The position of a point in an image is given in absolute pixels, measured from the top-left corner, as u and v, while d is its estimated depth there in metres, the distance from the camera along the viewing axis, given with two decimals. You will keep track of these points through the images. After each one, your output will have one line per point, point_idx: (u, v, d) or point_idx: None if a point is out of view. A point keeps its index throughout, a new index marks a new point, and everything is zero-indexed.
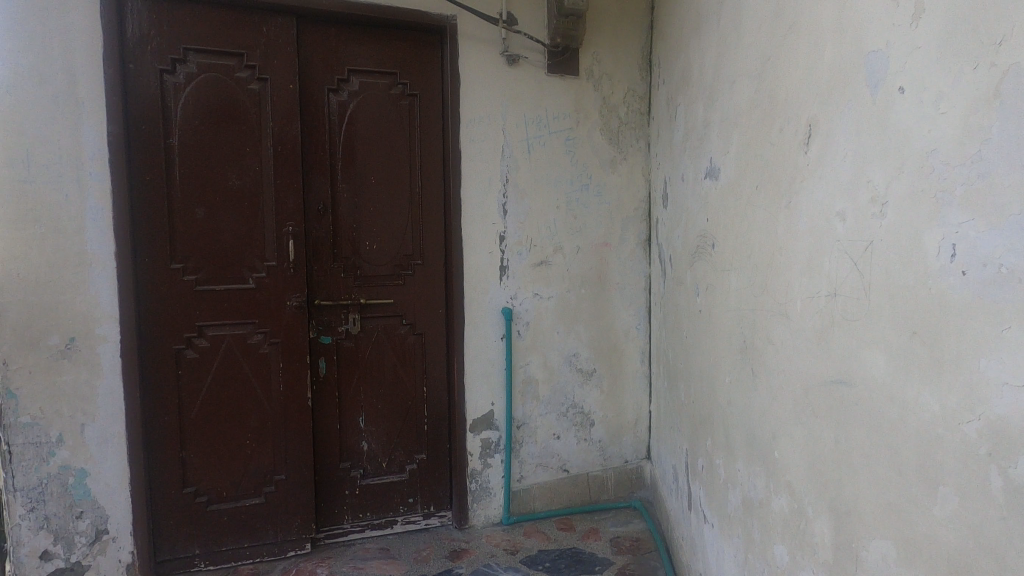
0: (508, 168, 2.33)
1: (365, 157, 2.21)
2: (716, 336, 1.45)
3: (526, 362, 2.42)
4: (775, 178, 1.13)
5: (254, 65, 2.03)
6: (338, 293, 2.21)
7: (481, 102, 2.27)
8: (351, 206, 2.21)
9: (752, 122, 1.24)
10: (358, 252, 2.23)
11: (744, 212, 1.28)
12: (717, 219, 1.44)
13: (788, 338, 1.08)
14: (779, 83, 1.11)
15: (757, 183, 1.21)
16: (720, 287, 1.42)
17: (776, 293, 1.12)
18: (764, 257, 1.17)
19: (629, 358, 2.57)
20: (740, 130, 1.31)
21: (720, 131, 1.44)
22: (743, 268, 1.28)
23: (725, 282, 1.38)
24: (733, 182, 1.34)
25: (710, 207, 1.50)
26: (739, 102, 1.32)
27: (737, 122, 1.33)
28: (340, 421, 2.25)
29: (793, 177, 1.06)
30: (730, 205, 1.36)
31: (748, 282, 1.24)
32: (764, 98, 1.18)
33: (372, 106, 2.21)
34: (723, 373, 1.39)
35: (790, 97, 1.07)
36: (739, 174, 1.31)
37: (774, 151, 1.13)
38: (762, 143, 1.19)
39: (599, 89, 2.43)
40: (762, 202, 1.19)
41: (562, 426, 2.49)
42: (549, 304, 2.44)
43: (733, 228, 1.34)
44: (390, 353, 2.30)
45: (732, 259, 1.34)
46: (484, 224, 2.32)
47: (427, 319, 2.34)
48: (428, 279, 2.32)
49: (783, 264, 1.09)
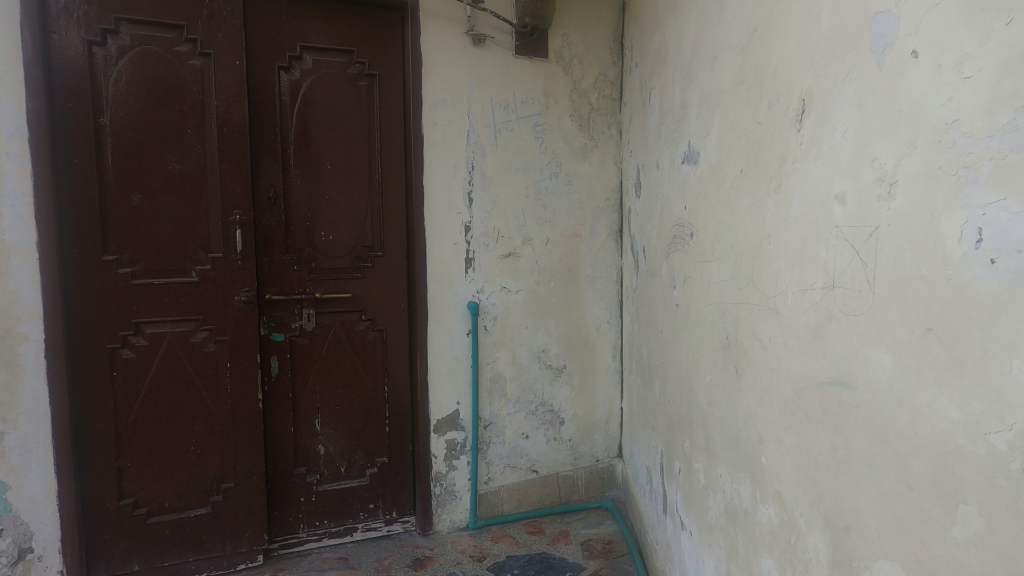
0: (474, 155, 2.21)
1: (320, 142, 2.07)
2: (695, 331, 1.36)
3: (494, 359, 2.31)
4: (762, 160, 1.04)
5: (196, 39, 1.86)
6: (292, 287, 2.06)
7: (445, 84, 2.14)
8: (305, 194, 2.06)
9: (736, 100, 1.15)
10: (312, 243, 2.08)
11: (726, 199, 1.19)
12: (697, 207, 1.35)
13: (777, 334, 0.99)
14: (766, 57, 1.02)
15: (741, 167, 1.12)
16: (700, 280, 1.33)
17: (763, 286, 1.03)
18: (750, 245, 1.08)
19: (600, 354, 2.48)
20: (722, 109, 1.22)
21: (700, 112, 1.34)
22: (725, 258, 1.19)
23: (705, 274, 1.29)
24: (714, 166, 1.25)
25: (688, 195, 1.41)
26: (721, 80, 1.23)
27: (719, 102, 1.23)
28: (294, 424, 2.10)
29: (782, 158, 0.97)
30: (711, 190, 1.27)
31: (731, 273, 1.15)
32: (751, 72, 1.08)
33: (327, 87, 2.06)
34: (704, 371, 1.30)
35: (780, 70, 0.97)
36: (721, 156, 1.21)
37: (761, 131, 1.04)
38: (748, 122, 1.09)
39: (569, 73, 2.32)
40: (748, 186, 1.09)
41: (531, 425, 2.39)
42: (517, 298, 2.33)
43: (714, 215, 1.25)
44: (348, 351, 2.16)
45: (713, 249, 1.25)
46: (448, 214, 2.19)
47: (388, 314, 2.20)
48: (389, 272, 2.19)
49: (772, 253, 1.00)
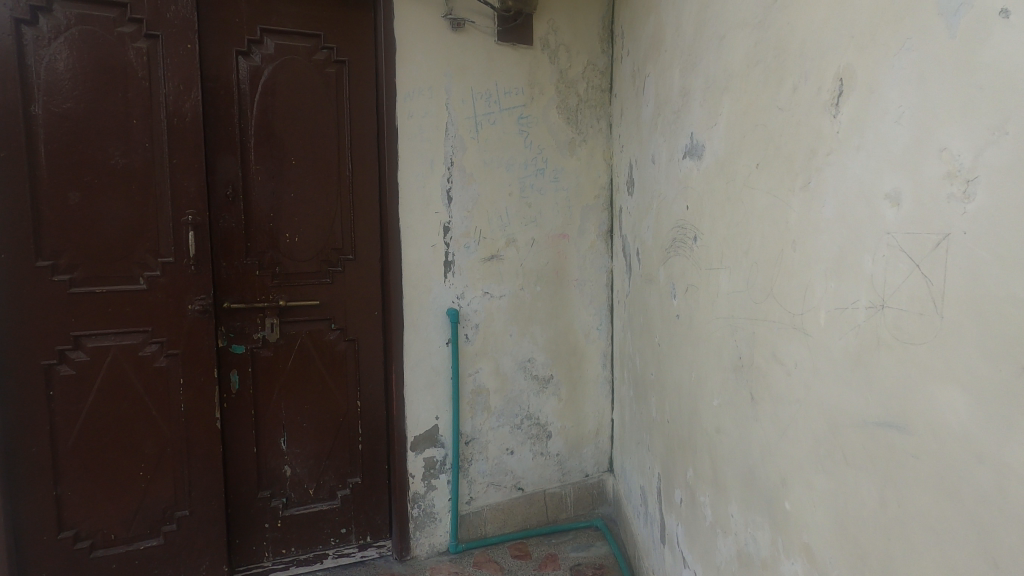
0: (453, 150, 2.04)
1: (284, 135, 1.89)
2: (699, 347, 1.21)
3: (475, 370, 2.14)
4: (785, 153, 0.88)
5: (141, 19, 1.67)
6: (253, 295, 1.88)
7: (421, 72, 1.97)
8: (268, 192, 1.88)
9: (750, 83, 0.99)
10: (276, 246, 1.90)
11: (737, 198, 1.03)
12: (701, 206, 1.20)
13: (805, 357, 0.83)
14: (789, 32, 0.87)
15: (757, 161, 0.97)
16: (705, 291, 1.18)
17: (786, 301, 0.88)
18: (769, 253, 0.92)
19: (589, 362, 2.33)
20: (731, 96, 1.07)
21: (704, 100, 1.19)
22: (738, 265, 1.03)
23: (712, 283, 1.14)
24: (722, 160, 1.10)
25: (691, 192, 1.26)
26: (730, 61, 1.07)
27: (728, 86, 1.08)
28: (257, 443, 1.93)
29: (811, 150, 0.82)
30: (718, 188, 1.11)
31: (746, 283, 1.00)
32: (769, 49, 0.93)
33: (291, 74, 1.88)
34: (710, 393, 1.15)
35: (807, 46, 0.82)
36: (731, 148, 1.06)
37: (782, 118, 0.89)
38: (765, 108, 0.94)
39: (556, 61, 2.16)
40: (765, 181, 0.94)
41: (516, 440, 2.24)
42: (500, 304, 2.17)
43: (723, 216, 1.09)
44: (317, 364, 1.98)
45: (721, 255, 1.10)
46: (426, 213, 2.02)
47: (360, 323, 2.03)
48: (362, 278, 2.01)
49: (798, 263, 0.85)
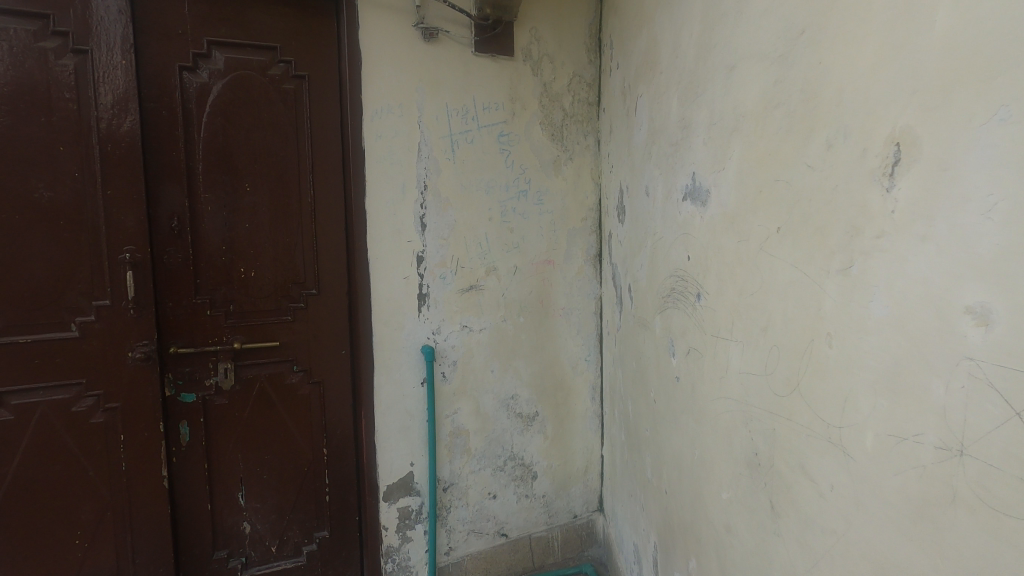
0: (427, 172, 1.86)
1: (238, 160, 1.69)
2: (704, 424, 1.05)
3: (453, 411, 1.97)
4: (817, 224, 0.71)
5: (66, 32, 1.47)
6: (205, 337, 1.69)
7: (390, 88, 1.79)
8: (219, 224, 1.69)
9: (767, 128, 0.83)
10: (230, 283, 1.71)
11: (752, 263, 0.87)
12: (706, 262, 1.04)
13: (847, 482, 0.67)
14: (823, 75, 0.70)
15: (778, 224, 0.80)
16: (711, 362, 1.01)
17: (820, 406, 0.71)
18: (796, 340, 0.76)
19: (577, 396, 2.17)
20: (742, 139, 0.90)
21: (708, 138, 1.03)
22: (752, 343, 0.87)
23: (719, 355, 0.98)
24: (731, 213, 0.94)
25: (693, 242, 1.09)
26: (742, 98, 0.90)
27: (738, 127, 0.91)
28: (212, 500, 1.75)
29: (854, 227, 0.65)
30: (727, 245, 0.95)
31: (764, 367, 0.84)
32: (795, 92, 0.76)
33: (244, 92, 1.68)
34: (716, 482, 0.99)
35: (850, 95, 0.66)
36: (742, 203, 0.90)
37: (812, 179, 0.72)
38: (788, 162, 0.77)
39: (539, 73, 1.99)
40: (789, 251, 0.78)
41: (498, 483, 2.07)
42: (480, 337, 2.00)
43: (733, 280, 0.93)
44: (278, 409, 1.80)
45: (731, 326, 0.94)
46: (397, 243, 1.84)
47: (326, 364, 1.84)
48: (327, 314, 1.83)
49: (834, 364, 0.69)
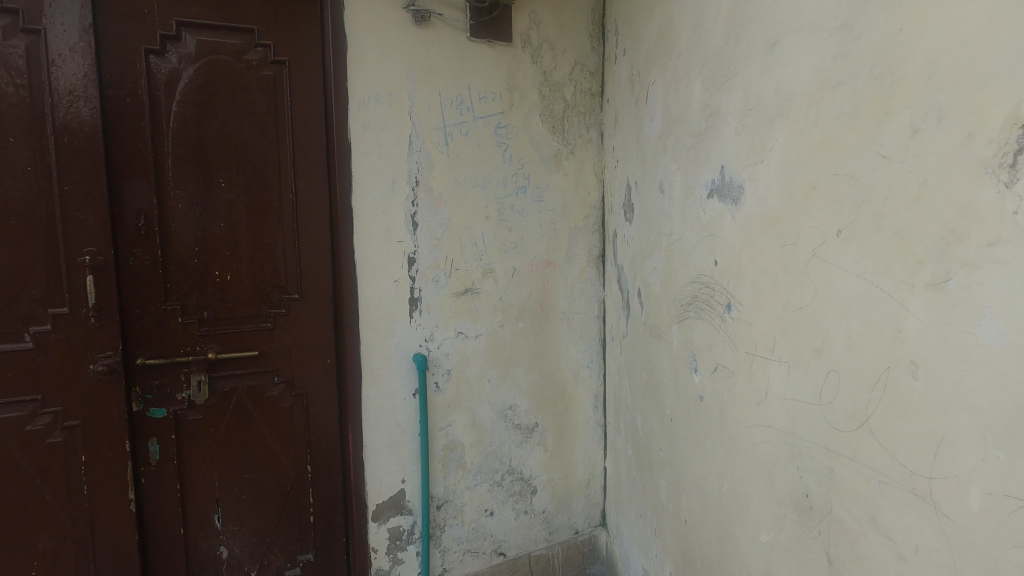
0: (418, 167, 1.72)
1: (211, 153, 1.55)
2: (740, 453, 0.92)
3: (448, 423, 1.84)
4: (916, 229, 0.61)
5: (17, 9, 1.33)
6: (176, 347, 1.55)
7: (378, 75, 1.65)
8: (191, 222, 1.55)
9: (825, 114, 0.71)
10: (203, 288, 1.57)
11: (807, 272, 0.76)
12: (740, 268, 0.91)
13: (950, 535, 0.59)
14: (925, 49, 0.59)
15: (850, 228, 0.68)
16: (749, 383, 0.89)
17: (918, 443, 0.62)
18: (868, 359, 0.67)
19: (578, 405, 2.05)
20: (789, 126, 0.78)
21: (741, 127, 0.90)
22: (810, 364, 0.76)
23: (760, 377, 0.86)
24: (774, 213, 0.81)
25: (722, 244, 0.97)
26: (790, 80, 0.78)
27: (784, 113, 0.79)
28: (185, 523, 1.61)
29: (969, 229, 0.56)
30: (769, 250, 0.83)
31: (830, 395, 0.72)
32: (876, 70, 0.64)
33: (219, 78, 1.54)
34: (758, 519, 0.87)
35: (964, 72, 0.55)
36: (790, 200, 0.78)
37: (908, 176, 0.61)
38: (858, 155, 0.67)
39: (539, 61, 1.85)
40: (868, 261, 0.66)
41: (496, 499, 1.94)
42: (477, 344, 1.86)
43: (779, 290, 0.81)
44: (258, 424, 1.66)
45: (778, 344, 0.82)
46: (386, 244, 1.71)
47: (310, 375, 1.70)
48: (311, 320, 1.69)
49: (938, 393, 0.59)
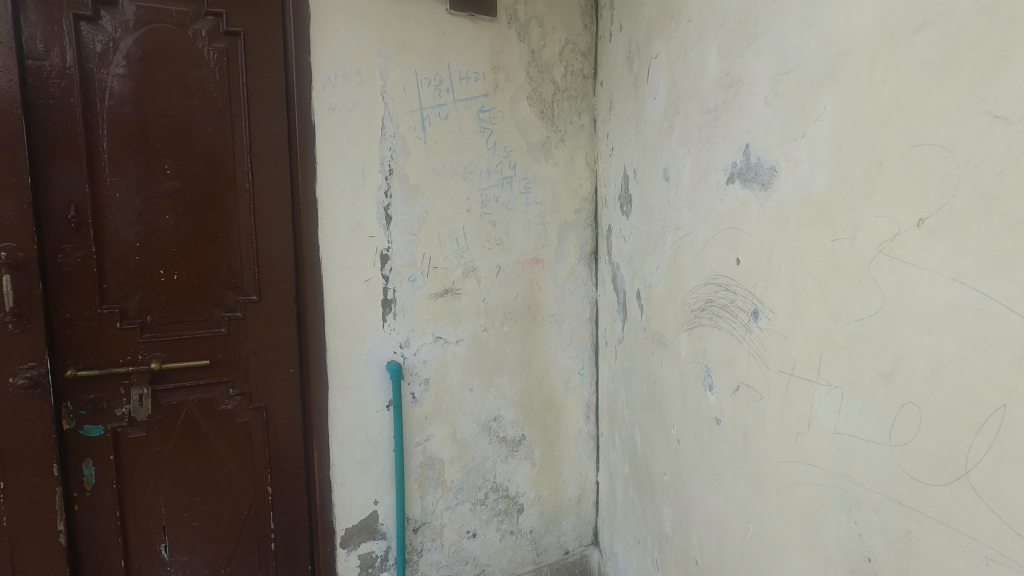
0: (392, 154, 1.55)
1: (154, 136, 1.36)
2: (779, 493, 0.79)
3: (425, 438, 1.67)
4: None
5: None
6: (115, 356, 1.37)
7: (346, 50, 1.47)
8: (131, 215, 1.36)
9: (917, 69, 0.57)
10: (146, 289, 1.39)
11: (878, 276, 0.62)
12: (776, 271, 0.77)
13: None
14: None
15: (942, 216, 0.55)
16: (789, 409, 0.76)
17: None
18: (975, 389, 0.53)
19: (569, 416, 1.88)
20: (857, 93, 0.64)
21: (781, 98, 0.75)
22: (887, 396, 0.62)
23: (811, 402, 0.72)
24: (829, 201, 0.68)
25: (752, 240, 0.82)
26: (857, 32, 0.63)
27: (847, 75, 0.65)
28: (126, 554, 1.43)
29: None
30: (820, 248, 0.70)
31: (907, 434, 0.60)
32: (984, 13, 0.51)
33: (163, 51, 1.35)
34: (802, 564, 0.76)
35: None
36: (850, 188, 0.65)
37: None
38: (960, 120, 0.53)
39: (526, 38, 1.68)
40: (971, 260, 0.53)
41: (479, 519, 1.78)
42: (457, 350, 1.69)
43: (832, 296, 0.68)
44: (210, 441, 1.48)
45: (831, 364, 0.69)
46: (356, 239, 1.53)
47: (270, 385, 1.52)
48: (271, 324, 1.51)
49: None
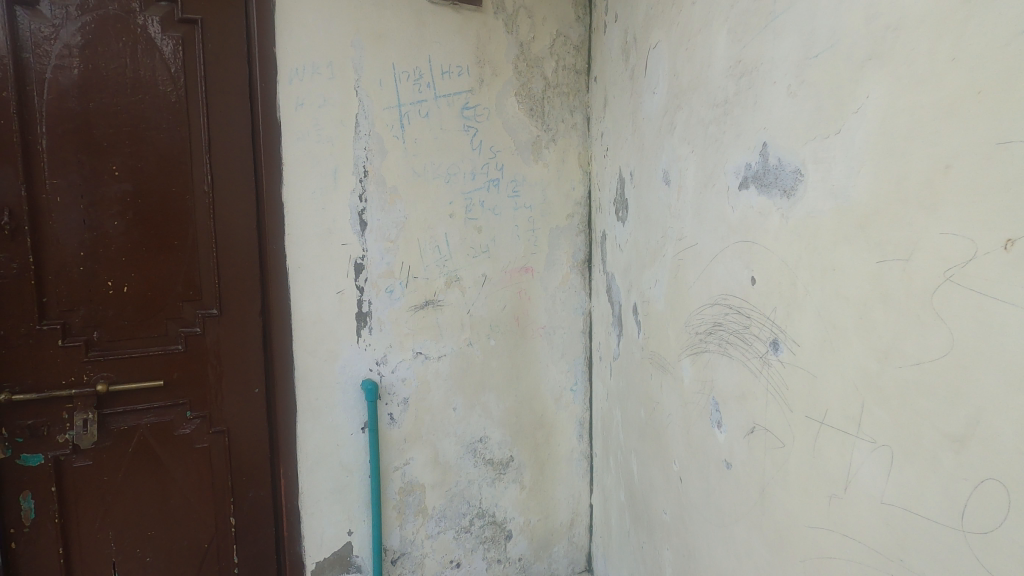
0: (367, 155, 1.43)
1: (101, 134, 1.23)
2: (805, 560, 0.67)
3: (404, 462, 1.54)
4: None
5: None
6: (56, 377, 1.24)
7: (315, 41, 1.35)
8: (74, 221, 1.23)
9: (1001, 41, 0.45)
10: (92, 303, 1.26)
11: (946, 311, 0.50)
12: (803, 297, 0.65)
13: None
14: None
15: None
16: (819, 464, 0.64)
17: None
18: None
19: (561, 435, 1.76)
20: (911, 80, 0.52)
21: (810, 86, 0.63)
22: (954, 464, 0.50)
23: (846, 458, 0.61)
24: (876, 213, 0.56)
25: (771, 257, 0.70)
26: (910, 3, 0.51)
27: (898, 58, 0.53)
28: None
29: None
30: (861, 270, 0.58)
31: (987, 522, 0.48)
32: None
33: (109, 41, 1.22)
34: None
35: None
36: (905, 198, 0.53)
37: None
38: None
39: (514, 29, 1.56)
40: None
41: (463, 548, 1.65)
42: (440, 367, 1.57)
43: (878, 333, 0.56)
44: (166, 469, 1.35)
45: (878, 415, 0.57)
46: (327, 248, 1.41)
47: (232, 407, 1.39)
48: (234, 341, 1.37)
49: None
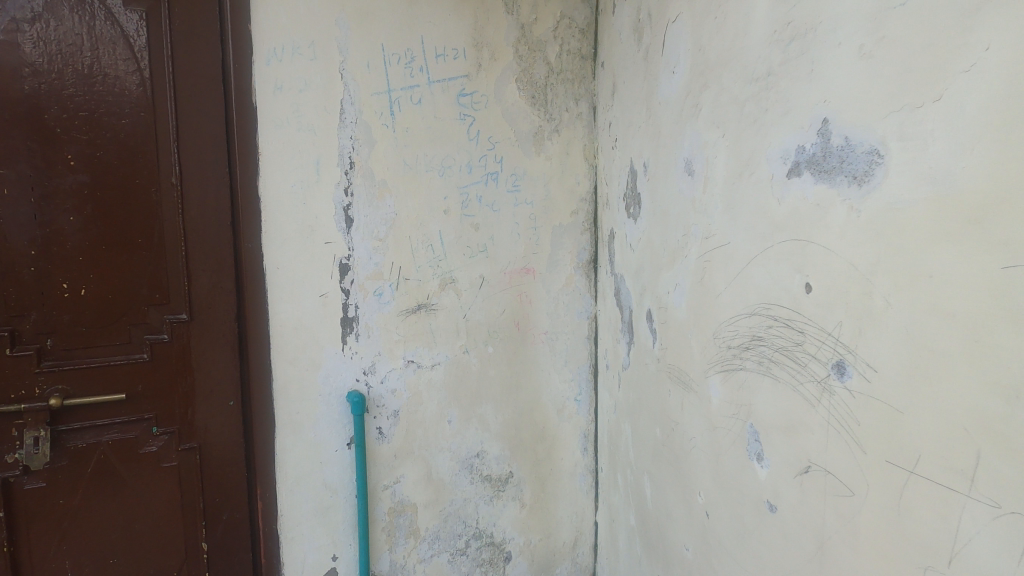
0: (353, 144, 1.30)
1: (54, 119, 1.11)
2: None
3: (394, 480, 1.42)
4: None
5: None
6: (6, 390, 1.12)
7: (295, 18, 1.22)
8: (25, 216, 1.10)
9: None
10: (45, 308, 1.13)
11: None
12: (881, 311, 0.53)
13: None
14: None
15: None
16: (907, 524, 0.52)
17: None
18: None
19: (564, 449, 1.63)
20: None
21: (891, 45, 0.51)
22: None
23: (951, 521, 0.48)
24: (994, 206, 0.43)
25: (834, 260, 0.58)
26: None
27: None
28: None
29: None
30: (973, 280, 0.45)
31: None
32: None
33: (64, 15, 1.10)
34: None
35: None
36: None
37: None
38: None
39: (514, 9, 1.43)
40: None
41: (458, 572, 1.53)
42: (433, 376, 1.44)
43: (999, 362, 0.44)
44: (130, 490, 1.23)
45: (999, 471, 0.44)
46: (309, 246, 1.28)
47: (204, 423, 1.26)
48: (206, 348, 1.24)
49: None
